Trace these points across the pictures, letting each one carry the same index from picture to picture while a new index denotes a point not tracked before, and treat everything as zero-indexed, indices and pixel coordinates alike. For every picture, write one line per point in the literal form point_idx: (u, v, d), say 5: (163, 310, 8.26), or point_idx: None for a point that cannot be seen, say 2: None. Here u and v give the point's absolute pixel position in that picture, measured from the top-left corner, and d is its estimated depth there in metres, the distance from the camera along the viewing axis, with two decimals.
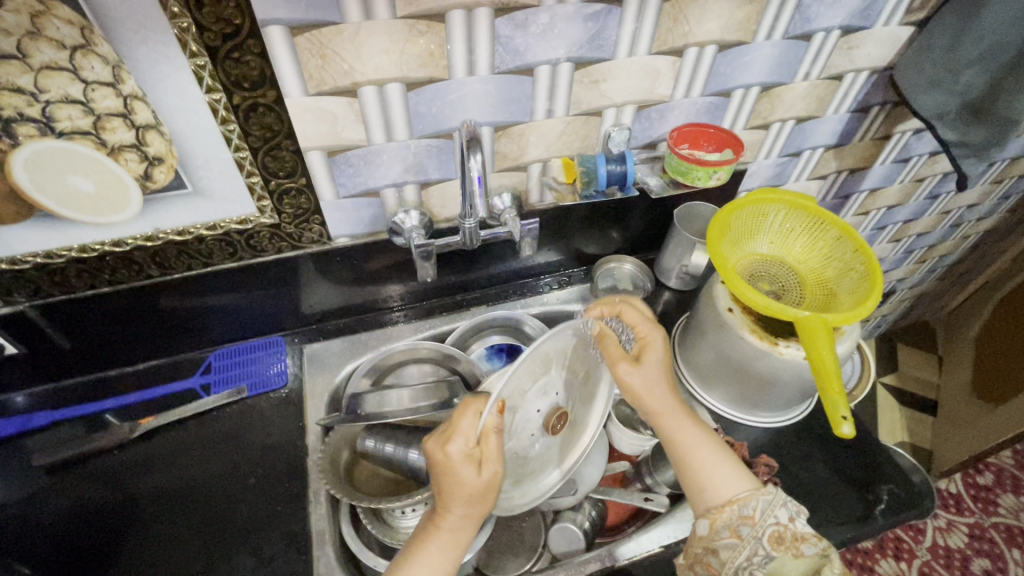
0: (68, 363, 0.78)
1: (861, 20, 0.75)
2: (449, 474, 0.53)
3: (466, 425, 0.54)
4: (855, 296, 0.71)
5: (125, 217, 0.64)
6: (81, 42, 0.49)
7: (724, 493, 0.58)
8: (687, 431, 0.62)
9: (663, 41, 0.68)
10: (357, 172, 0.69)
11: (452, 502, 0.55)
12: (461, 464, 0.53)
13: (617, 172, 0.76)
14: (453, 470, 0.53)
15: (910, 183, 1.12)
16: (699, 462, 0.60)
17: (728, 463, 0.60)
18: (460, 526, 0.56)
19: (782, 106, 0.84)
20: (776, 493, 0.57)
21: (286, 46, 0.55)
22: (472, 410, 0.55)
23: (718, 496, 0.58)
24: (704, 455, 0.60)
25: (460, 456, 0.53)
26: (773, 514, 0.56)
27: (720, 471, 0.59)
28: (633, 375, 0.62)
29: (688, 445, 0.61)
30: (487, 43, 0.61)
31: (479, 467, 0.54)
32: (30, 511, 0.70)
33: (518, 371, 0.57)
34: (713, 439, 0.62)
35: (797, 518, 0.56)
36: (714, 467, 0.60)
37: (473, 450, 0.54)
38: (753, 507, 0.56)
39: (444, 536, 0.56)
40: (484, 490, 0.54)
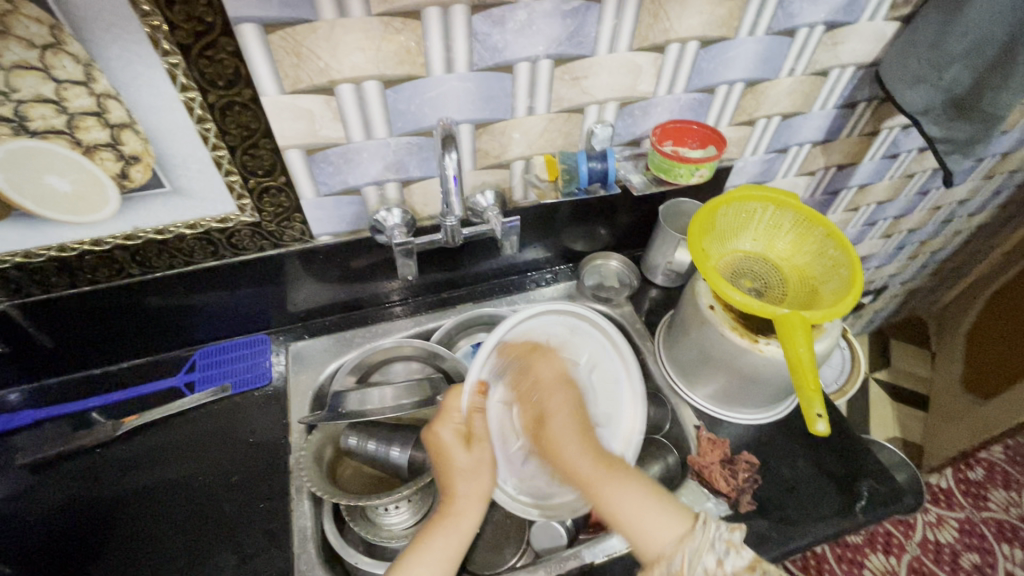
0: (51, 362, 0.78)
1: (845, 16, 0.75)
2: (444, 455, 0.63)
3: (456, 409, 0.65)
4: (836, 295, 0.70)
5: (104, 216, 0.64)
6: (51, 41, 0.49)
7: (653, 548, 0.56)
8: (611, 483, 0.62)
9: (644, 37, 0.68)
10: (337, 170, 0.69)
11: (453, 484, 0.62)
12: (452, 445, 0.63)
13: (599, 170, 0.76)
14: (445, 450, 0.63)
15: (899, 179, 1.11)
16: (624, 512, 0.59)
17: (657, 509, 0.58)
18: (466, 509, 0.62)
19: (767, 102, 0.83)
20: (704, 535, 0.55)
21: (260, 44, 0.55)
22: (455, 393, 0.66)
23: (650, 550, 0.56)
24: (628, 505, 0.59)
25: (448, 437, 0.63)
26: (702, 560, 0.53)
27: (647, 517, 0.58)
28: (554, 422, 0.66)
29: (612, 499, 0.60)
30: (465, 39, 0.61)
31: (468, 445, 0.64)
32: (14, 509, 0.70)
33: (493, 358, 0.69)
34: (644, 487, 0.61)
35: (728, 560, 0.53)
36: (638, 516, 0.58)
37: (460, 430, 0.64)
38: (682, 558, 0.54)
39: (448, 524, 0.60)
40: (481, 467, 0.64)
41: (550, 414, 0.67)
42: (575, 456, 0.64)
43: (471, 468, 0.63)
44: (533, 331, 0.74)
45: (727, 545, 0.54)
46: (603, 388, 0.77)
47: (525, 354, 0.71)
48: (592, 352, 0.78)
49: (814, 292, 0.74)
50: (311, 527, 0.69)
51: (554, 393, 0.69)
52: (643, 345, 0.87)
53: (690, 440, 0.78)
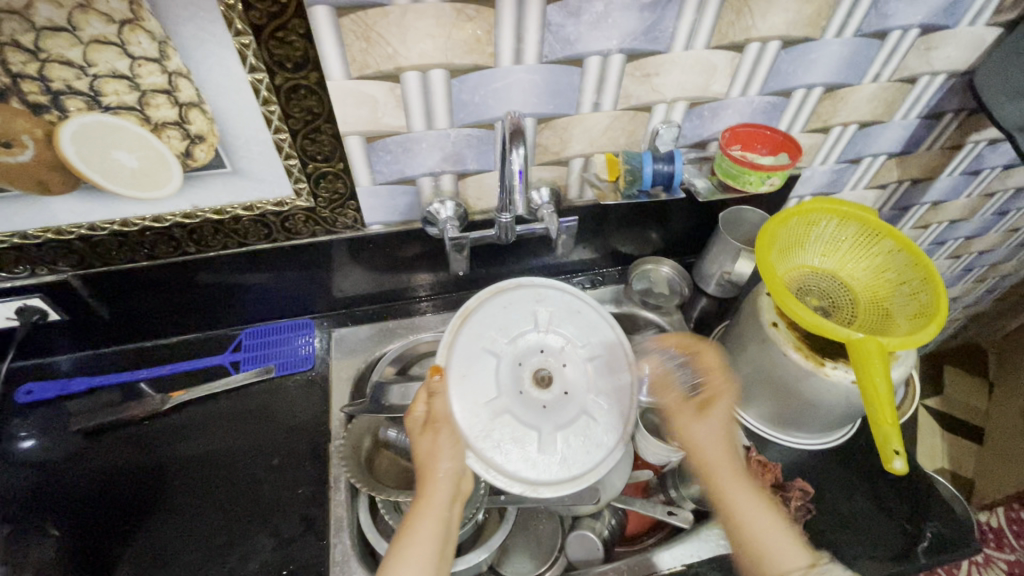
0: (106, 331, 0.80)
1: (944, 19, 0.69)
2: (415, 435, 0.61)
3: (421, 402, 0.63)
4: (915, 318, 0.66)
5: (166, 193, 0.64)
6: (129, 16, 0.49)
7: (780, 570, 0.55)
8: (767, 515, 0.59)
9: (724, 35, 0.64)
10: (395, 159, 0.67)
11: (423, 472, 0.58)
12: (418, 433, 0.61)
13: (664, 172, 0.72)
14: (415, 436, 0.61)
15: (978, 197, 1.04)
16: (761, 534, 0.57)
17: (783, 533, 0.57)
18: (437, 497, 0.57)
19: (846, 109, 0.78)
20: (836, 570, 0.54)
21: (331, 28, 0.53)
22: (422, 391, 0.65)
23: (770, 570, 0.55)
24: (771, 535, 0.57)
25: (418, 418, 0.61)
26: None
27: (780, 542, 0.57)
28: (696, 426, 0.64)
29: (747, 516, 0.58)
30: (537, 30, 0.59)
31: (424, 427, 0.61)
32: (66, 474, 0.72)
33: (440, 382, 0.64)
34: (776, 512, 0.60)
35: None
36: (768, 540, 0.57)
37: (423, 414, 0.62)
38: None
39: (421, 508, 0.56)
40: (441, 451, 0.59)
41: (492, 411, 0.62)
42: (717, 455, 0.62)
43: (427, 451, 0.59)
44: (477, 345, 0.64)
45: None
46: (572, 326, 0.67)
47: (478, 364, 0.63)
48: (550, 315, 0.67)
49: (888, 316, 0.70)
50: (348, 516, 0.69)
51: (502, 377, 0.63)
52: None
53: None
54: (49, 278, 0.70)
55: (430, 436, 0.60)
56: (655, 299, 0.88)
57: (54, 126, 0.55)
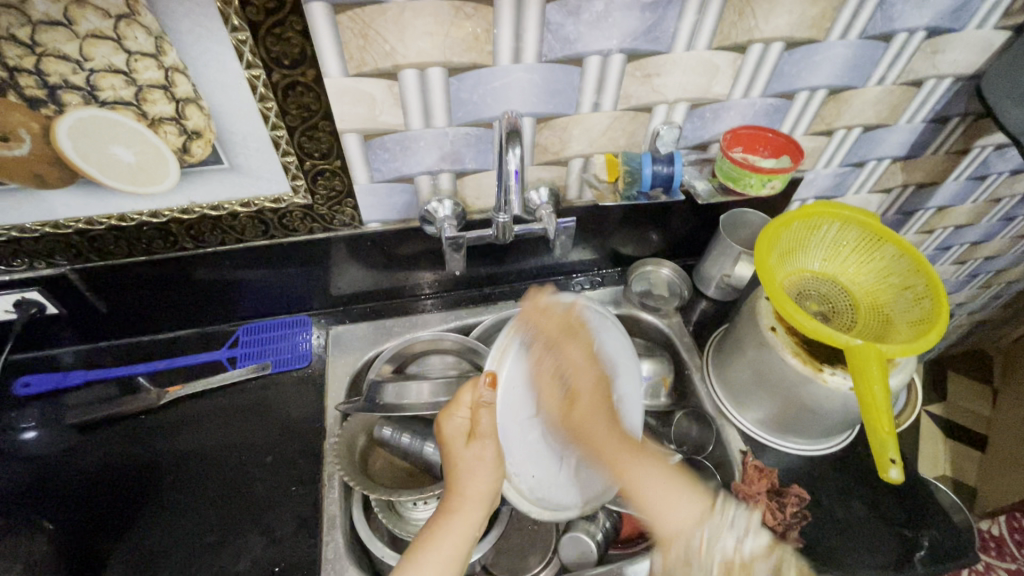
0: (104, 325, 0.80)
1: (951, 22, 0.68)
2: (449, 446, 0.61)
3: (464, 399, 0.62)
4: (916, 325, 0.65)
5: (163, 189, 0.64)
6: (125, 11, 0.49)
7: (671, 522, 0.56)
8: (634, 468, 0.60)
9: (726, 35, 0.63)
10: (393, 157, 0.67)
11: (455, 483, 0.60)
12: (455, 438, 0.61)
13: (664, 174, 0.72)
14: (450, 443, 0.61)
15: (984, 203, 1.02)
16: (646, 494, 0.58)
17: (675, 487, 0.58)
18: (469, 506, 0.59)
19: (850, 112, 0.77)
20: (727, 513, 0.56)
21: (328, 25, 0.53)
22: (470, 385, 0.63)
23: (665, 527, 0.56)
24: (651, 488, 0.58)
25: (454, 432, 0.61)
26: (719, 542, 0.54)
27: (669, 494, 0.57)
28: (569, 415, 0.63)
29: (633, 477, 0.60)
30: (536, 29, 0.58)
31: (470, 441, 0.60)
32: (62, 467, 0.73)
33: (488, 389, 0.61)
34: (657, 462, 0.62)
35: (744, 543, 0.55)
36: (658, 496, 0.58)
37: (465, 425, 0.61)
38: (698, 540, 0.54)
39: (449, 523, 0.58)
40: (485, 468, 0.60)
41: (580, 391, 0.65)
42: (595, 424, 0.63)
43: (467, 465, 0.60)
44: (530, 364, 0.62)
45: (746, 527, 0.57)
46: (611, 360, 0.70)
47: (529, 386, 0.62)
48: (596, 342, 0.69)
49: (888, 322, 0.69)
50: (340, 514, 0.69)
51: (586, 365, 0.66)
52: (691, 360, 0.83)
53: (734, 465, 0.73)
54: (47, 271, 0.70)
55: (475, 449, 0.60)
56: (654, 301, 0.87)
57: (50, 120, 0.55)
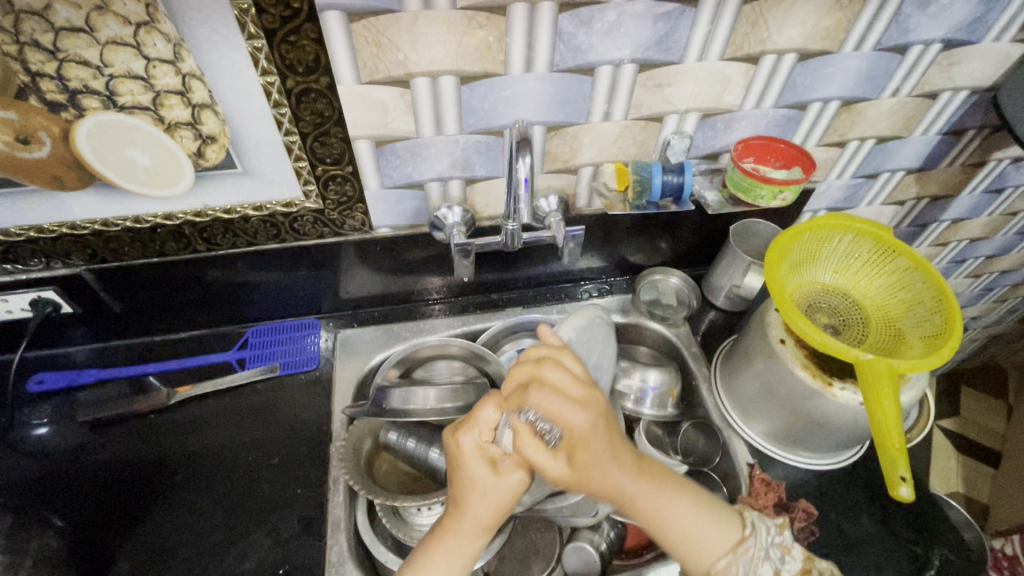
0: (117, 324, 0.81)
1: (967, 34, 0.68)
2: (463, 469, 0.53)
3: (488, 416, 0.54)
4: (928, 340, 0.64)
5: (177, 192, 0.65)
6: (145, 19, 0.50)
7: (704, 562, 0.54)
8: (664, 501, 0.56)
9: (738, 46, 0.63)
10: (403, 163, 0.68)
11: (465, 499, 0.53)
12: (474, 461, 0.53)
13: (674, 184, 0.72)
14: (466, 462, 0.53)
15: (1000, 216, 1.01)
16: (681, 532, 0.55)
17: (709, 520, 0.56)
18: (473, 527, 0.53)
19: (864, 124, 0.77)
20: (758, 544, 0.56)
21: (343, 33, 0.54)
22: (494, 402, 0.55)
23: (699, 562, 0.55)
24: (687, 526, 0.55)
25: (474, 449, 0.53)
26: (756, 572, 0.54)
27: (705, 534, 0.55)
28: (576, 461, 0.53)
29: (661, 510, 0.56)
30: (548, 38, 0.58)
31: (496, 467, 0.53)
32: (72, 464, 0.74)
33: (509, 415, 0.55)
34: (687, 492, 0.58)
35: (782, 570, 0.55)
36: (693, 534, 0.55)
37: (486, 447, 0.54)
38: (734, 575, 0.54)
39: (452, 542, 0.53)
40: (504, 498, 0.53)
41: (581, 439, 0.53)
42: (608, 479, 0.54)
43: (481, 486, 0.53)
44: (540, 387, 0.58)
45: (780, 551, 0.56)
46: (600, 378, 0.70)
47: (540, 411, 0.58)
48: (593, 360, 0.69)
49: (900, 337, 0.68)
50: (346, 517, 0.69)
51: (580, 407, 0.53)
52: (698, 371, 0.82)
53: (741, 478, 0.72)
54: (63, 271, 0.71)
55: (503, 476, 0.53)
56: (662, 310, 0.87)
57: (70, 124, 0.56)
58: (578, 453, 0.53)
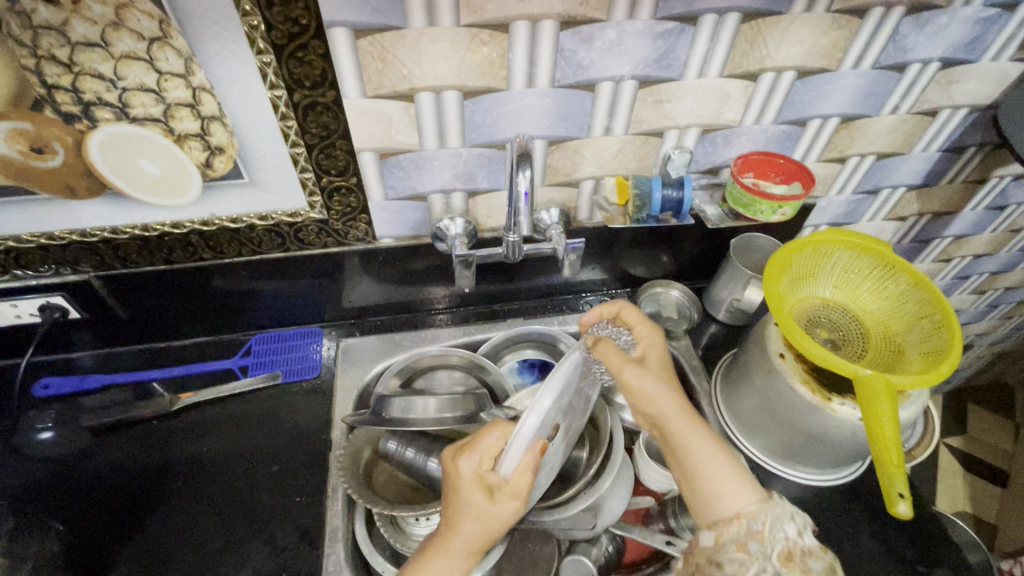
0: (124, 330, 0.82)
1: (965, 53, 0.69)
2: (459, 495, 0.53)
3: (491, 441, 0.55)
4: (928, 357, 0.64)
5: (185, 202, 0.66)
6: (159, 34, 0.52)
7: (733, 505, 0.54)
8: (703, 442, 0.58)
9: (737, 64, 0.64)
10: (407, 175, 0.69)
11: (457, 521, 0.53)
12: (470, 485, 0.53)
13: (674, 198, 0.72)
14: (463, 488, 0.53)
15: (1003, 233, 1.00)
16: (714, 470, 0.56)
17: (736, 471, 0.56)
18: (462, 548, 0.53)
19: (863, 140, 0.77)
20: (783, 506, 0.54)
21: (349, 49, 0.55)
22: (498, 431, 0.56)
23: (726, 506, 0.54)
24: (718, 466, 0.56)
25: (471, 475, 0.53)
26: (782, 528, 0.52)
27: (734, 482, 0.55)
28: (633, 375, 0.59)
29: (696, 450, 0.57)
30: (550, 56, 0.60)
31: (490, 495, 0.53)
32: (75, 469, 0.74)
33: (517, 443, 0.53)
34: (722, 442, 0.59)
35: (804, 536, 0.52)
36: (722, 479, 0.55)
37: (485, 475, 0.54)
38: (762, 522, 0.52)
39: (443, 561, 0.53)
40: (497, 525, 0.52)
41: (646, 358, 0.64)
42: (664, 404, 0.59)
43: (474, 512, 0.52)
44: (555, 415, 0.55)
45: (800, 522, 0.54)
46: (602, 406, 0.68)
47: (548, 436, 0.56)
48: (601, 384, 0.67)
49: (900, 352, 0.68)
50: (343, 527, 0.69)
51: (648, 330, 0.66)
52: (698, 384, 0.82)
53: None
54: (73, 277, 0.72)
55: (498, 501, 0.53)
56: (664, 323, 0.87)
57: (83, 135, 0.58)
58: (648, 357, 0.64)
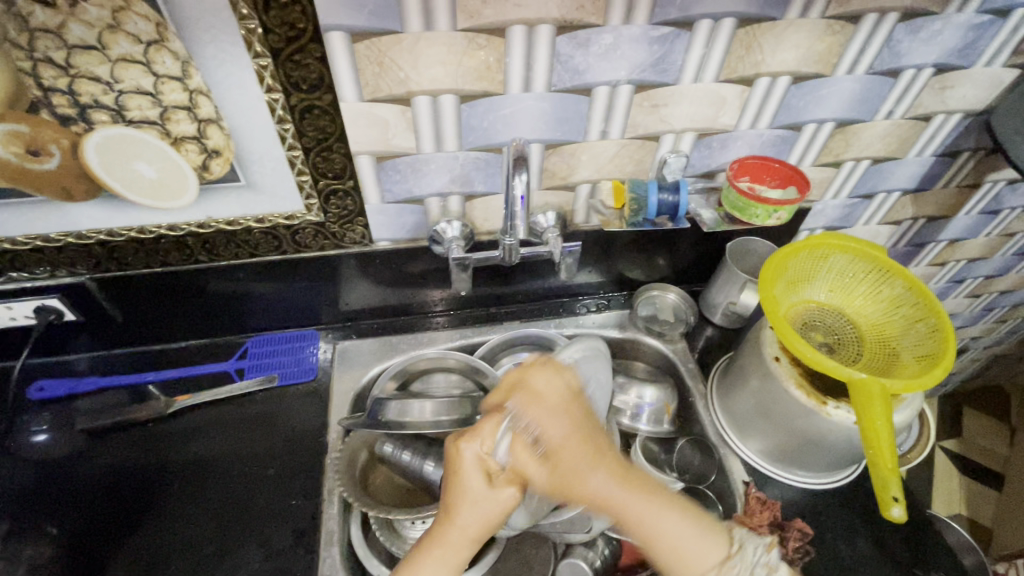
0: (119, 332, 0.82)
1: (959, 59, 0.69)
2: (459, 479, 0.53)
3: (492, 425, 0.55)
4: (923, 361, 0.64)
5: (182, 204, 0.66)
6: (156, 38, 0.52)
7: (693, 575, 0.52)
8: (653, 512, 0.53)
9: (733, 69, 0.65)
10: (403, 178, 0.69)
11: (455, 509, 0.52)
12: (472, 469, 0.53)
13: (670, 203, 0.73)
14: (464, 473, 0.53)
15: (997, 237, 1.01)
16: (670, 541, 0.52)
17: (697, 533, 0.53)
18: (460, 538, 0.52)
19: (858, 145, 0.78)
20: (745, 560, 0.54)
21: (346, 52, 0.56)
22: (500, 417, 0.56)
23: (691, 572, 0.52)
24: (677, 534, 0.52)
25: (473, 459, 0.53)
26: None
27: (692, 546, 0.53)
28: (544, 476, 0.53)
29: (650, 520, 0.53)
30: (546, 60, 0.60)
31: (491, 479, 0.53)
32: (69, 472, 0.74)
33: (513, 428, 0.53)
34: (673, 502, 0.54)
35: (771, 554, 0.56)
36: (680, 545, 0.52)
37: (486, 459, 0.53)
38: None
39: (440, 550, 0.51)
40: (497, 511, 0.52)
41: (559, 445, 0.54)
42: (589, 493, 0.52)
43: (475, 495, 0.52)
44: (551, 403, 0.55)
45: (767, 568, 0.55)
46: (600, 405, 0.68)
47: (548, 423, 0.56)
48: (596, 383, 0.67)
49: (895, 356, 0.68)
50: (338, 531, 0.69)
51: (559, 417, 0.55)
52: (695, 387, 0.82)
53: (736, 496, 0.72)
54: (68, 280, 0.72)
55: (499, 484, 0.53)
56: (659, 326, 0.88)
57: (79, 137, 0.58)
58: (558, 458, 0.53)
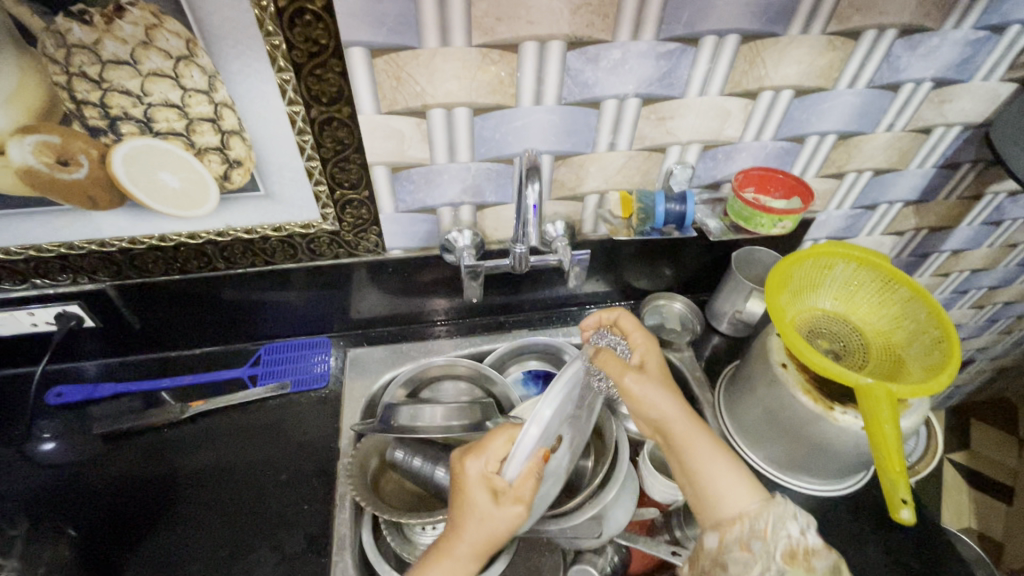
0: (135, 339, 0.83)
1: (956, 74, 0.71)
2: (466, 495, 0.54)
3: (497, 444, 0.56)
4: (929, 366, 0.65)
5: (202, 213, 0.68)
6: (185, 53, 0.54)
7: (736, 505, 0.52)
8: (708, 448, 0.55)
9: (737, 83, 0.67)
10: (417, 189, 0.71)
11: (462, 524, 0.54)
12: (476, 487, 0.54)
13: (676, 212, 0.74)
14: (469, 488, 0.54)
15: (1000, 248, 1.02)
16: (712, 474, 0.54)
17: (744, 479, 0.53)
18: (467, 552, 0.54)
19: (860, 156, 0.80)
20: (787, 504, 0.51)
21: (365, 67, 0.58)
22: (505, 434, 0.56)
23: (729, 508, 0.52)
24: (722, 473, 0.53)
25: (478, 477, 0.54)
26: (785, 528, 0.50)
27: (737, 483, 0.53)
28: (635, 383, 0.56)
29: (704, 458, 0.54)
30: (557, 74, 0.62)
31: (496, 496, 0.54)
32: (86, 476, 0.75)
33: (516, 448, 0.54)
34: (724, 446, 0.56)
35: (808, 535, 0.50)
36: (727, 484, 0.53)
37: (490, 476, 0.55)
38: (765, 521, 0.50)
39: (448, 563, 0.54)
40: (501, 528, 0.53)
41: (645, 361, 0.61)
42: (661, 410, 0.56)
43: (480, 514, 0.53)
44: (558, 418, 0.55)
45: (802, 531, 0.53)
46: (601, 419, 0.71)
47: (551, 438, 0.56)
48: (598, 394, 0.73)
49: (901, 363, 0.69)
50: (350, 536, 0.70)
51: (642, 343, 0.64)
52: (702, 395, 0.83)
53: None
54: (89, 286, 0.74)
55: (504, 504, 0.53)
56: (667, 335, 0.87)
57: (108, 148, 0.60)
58: (646, 364, 0.62)
